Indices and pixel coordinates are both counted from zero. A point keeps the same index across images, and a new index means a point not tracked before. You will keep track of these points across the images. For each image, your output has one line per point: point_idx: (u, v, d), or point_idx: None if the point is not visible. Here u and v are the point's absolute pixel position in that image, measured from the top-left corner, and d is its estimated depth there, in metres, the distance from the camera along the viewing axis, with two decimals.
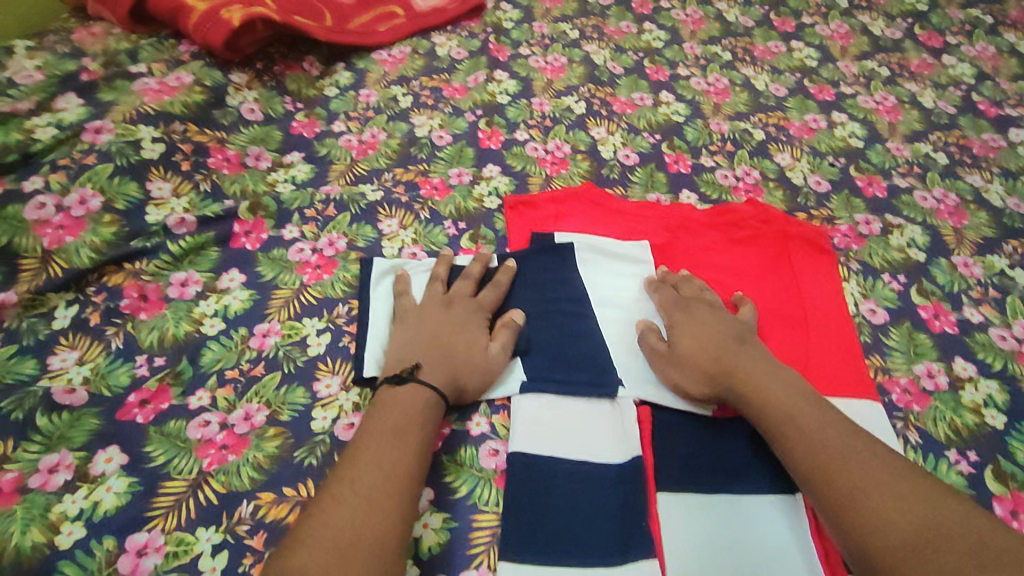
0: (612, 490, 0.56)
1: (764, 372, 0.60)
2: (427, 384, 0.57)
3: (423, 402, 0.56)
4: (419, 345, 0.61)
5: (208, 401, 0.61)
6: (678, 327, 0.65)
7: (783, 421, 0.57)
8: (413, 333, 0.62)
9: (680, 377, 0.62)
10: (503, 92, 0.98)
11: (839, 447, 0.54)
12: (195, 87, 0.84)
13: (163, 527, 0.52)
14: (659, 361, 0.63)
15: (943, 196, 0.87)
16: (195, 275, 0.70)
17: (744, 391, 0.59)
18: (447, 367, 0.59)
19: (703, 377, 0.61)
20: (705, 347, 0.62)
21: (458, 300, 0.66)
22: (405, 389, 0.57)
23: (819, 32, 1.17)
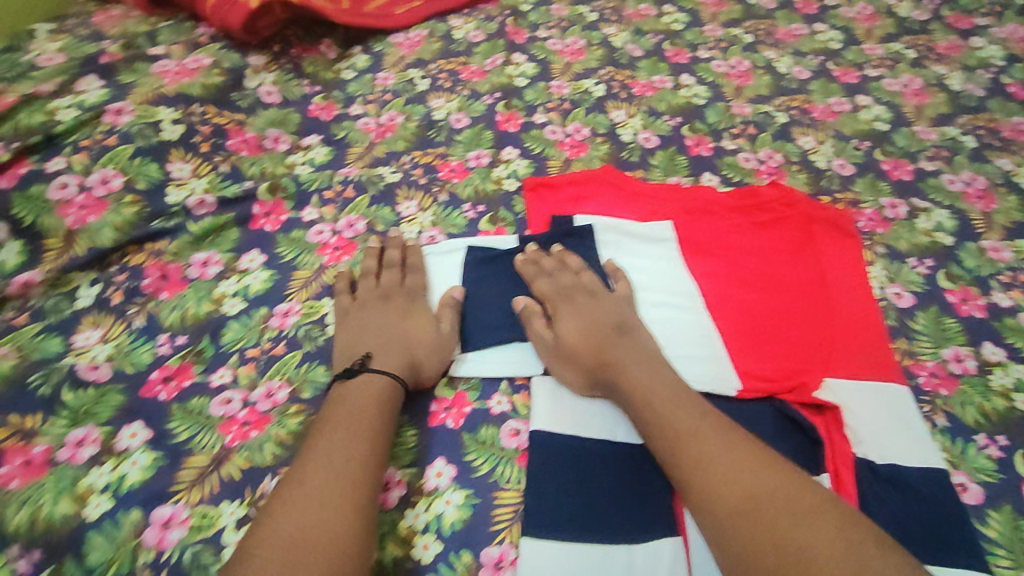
0: (636, 471, 0.55)
1: (634, 361, 0.58)
2: (381, 371, 0.58)
3: (378, 385, 0.57)
4: (366, 341, 0.62)
5: (230, 379, 0.61)
6: (561, 314, 0.63)
7: (644, 404, 0.54)
8: (359, 328, 0.63)
9: (559, 366, 0.60)
10: (521, 75, 0.97)
11: (701, 430, 0.51)
12: (214, 69, 0.84)
13: (187, 501, 0.53)
14: (542, 351, 0.61)
15: (972, 179, 0.85)
16: (216, 255, 0.71)
17: (613, 377, 0.57)
18: (402, 354, 0.60)
19: (577, 366, 0.59)
20: (579, 339, 0.60)
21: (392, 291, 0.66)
22: (357, 380, 0.57)
23: (843, 14, 1.14)
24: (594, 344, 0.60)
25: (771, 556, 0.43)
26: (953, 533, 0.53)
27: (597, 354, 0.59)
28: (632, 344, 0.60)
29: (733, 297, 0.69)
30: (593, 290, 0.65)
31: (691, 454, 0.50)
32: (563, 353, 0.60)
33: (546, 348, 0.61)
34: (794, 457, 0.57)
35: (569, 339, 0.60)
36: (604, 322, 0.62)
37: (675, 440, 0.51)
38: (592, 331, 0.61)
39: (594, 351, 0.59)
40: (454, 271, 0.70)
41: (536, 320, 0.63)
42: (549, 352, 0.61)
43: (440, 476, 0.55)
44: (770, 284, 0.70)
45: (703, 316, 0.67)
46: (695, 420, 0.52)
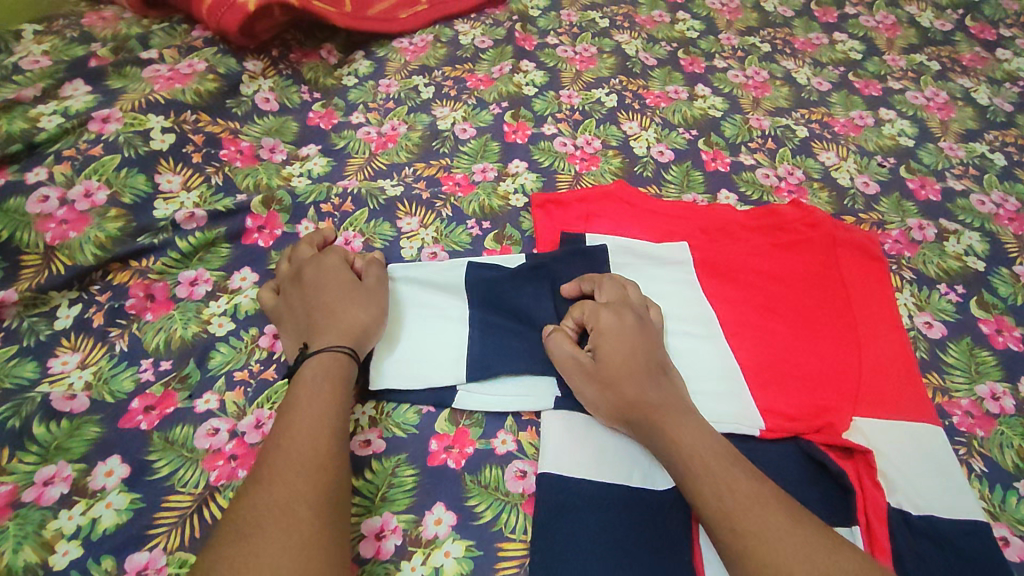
0: (650, 521, 0.51)
1: (681, 410, 0.52)
2: (320, 351, 0.53)
3: (325, 364, 0.52)
4: (301, 329, 0.57)
5: (216, 406, 0.57)
6: (600, 340, 0.56)
7: (697, 459, 0.49)
8: (293, 318, 0.58)
9: (586, 395, 0.55)
10: (530, 83, 0.93)
11: (763, 497, 0.46)
12: (208, 74, 0.80)
13: (166, 547, 0.48)
14: (576, 381, 0.56)
15: (1003, 200, 0.81)
16: (205, 273, 0.66)
17: (652, 421, 0.52)
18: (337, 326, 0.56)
19: (606, 399, 0.54)
20: (612, 369, 0.54)
21: (303, 266, 0.61)
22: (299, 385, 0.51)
23: (863, 23, 1.10)
24: (636, 382, 0.53)
25: None
26: None
27: (630, 391, 0.53)
28: (673, 392, 0.54)
29: (752, 326, 0.65)
30: (637, 316, 0.58)
31: (750, 520, 0.45)
32: (593, 383, 0.55)
33: (574, 373, 0.56)
34: (822, 505, 0.53)
35: (609, 372, 0.54)
36: (644, 356, 0.55)
37: (732, 503, 0.46)
38: (630, 362, 0.55)
39: (634, 387, 0.53)
40: (456, 288, 0.65)
41: (567, 344, 0.57)
42: (578, 379, 0.56)
43: (439, 524, 0.51)
44: (792, 312, 0.66)
45: (722, 347, 0.63)
46: (756, 485, 0.47)
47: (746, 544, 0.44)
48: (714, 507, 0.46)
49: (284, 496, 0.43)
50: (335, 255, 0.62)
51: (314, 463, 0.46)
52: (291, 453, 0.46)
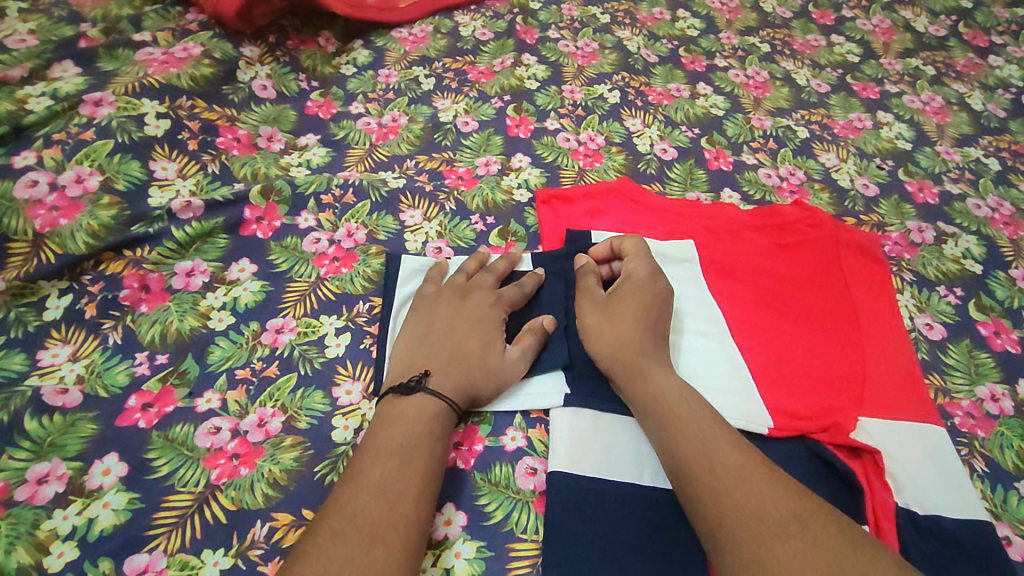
0: (661, 521, 0.50)
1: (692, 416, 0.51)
2: (435, 393, 0.52)
3: (436, 407, 0.51)
4: (430, 350, 0.56)
5: (217, 404, 0.55)
6: (630, 290, 0.60)
7: (697, 465, 0.48)
8: (428, 342, 0.57)
9: (585, 322, 0.59)
10: (532, 77, 0.92)
11: (765, 505, 0.44)
12: (204, 58, 0.77)
13: (166, 549, 0.46)
14: (592, 314, 0.59)
15: (998, 205, 0.83)
16: (203, 264, 0.64)
17: (661, 414, 0.52)
18: (462, 372, 0.54)
19: (603, 327, 0.58)
20: (620, 305, 0.59)
21: (473, 293, 0.60)
22: (414, 401, 0.52)
23: (860, 26, 1.11)
24: (640, 334, 0.57)
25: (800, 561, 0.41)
26: None
27: (627, 329, 0.57)
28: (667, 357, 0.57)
29: (760, 324, 0.65)
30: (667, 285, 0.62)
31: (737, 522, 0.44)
32: (601, 311, 0.59)
33: (585, 300, 0.61)
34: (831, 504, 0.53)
35: (621, 313, 0.58)
36: (657, 316, 0.59)
37: (716, 508, 0.45)
38: (641, 311, 0.58)
39: (636, 336, 0.57)
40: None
41: (592, 278, 0.62)
42: (585, 307, 0.60)
43: (450, 525, 0.50)
44: (798, 311, 0.67)
45: (730, 347, 0.63)
46: (763, 494, 0.45)
47: (726, 550, 0.43)
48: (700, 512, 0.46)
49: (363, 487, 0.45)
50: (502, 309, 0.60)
51: (401, 464, 0.47)
52: (378, 458, 0.47)
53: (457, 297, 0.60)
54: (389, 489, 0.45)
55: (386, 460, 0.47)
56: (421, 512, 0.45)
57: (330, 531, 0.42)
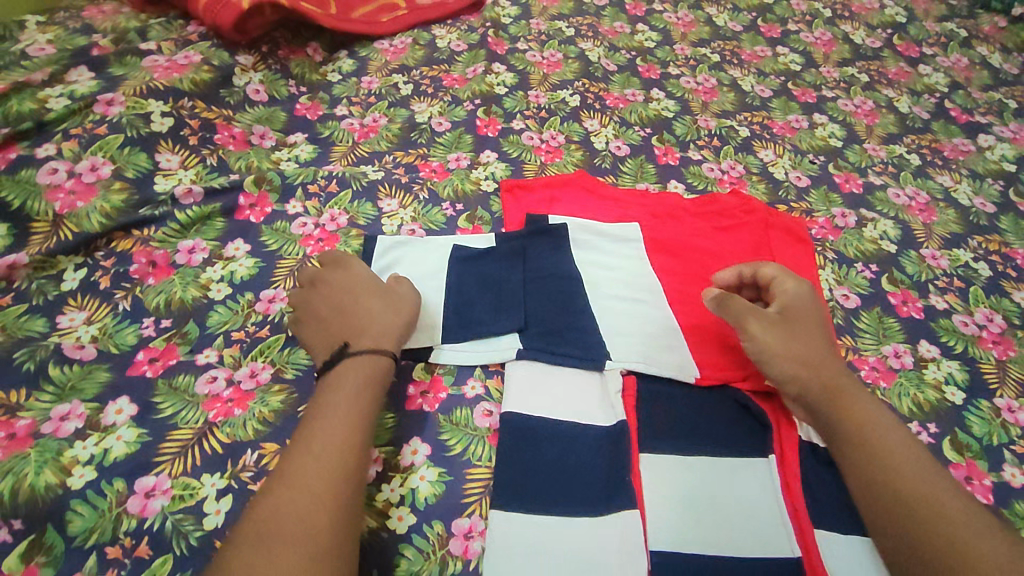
0: (597, 452, 0.58)
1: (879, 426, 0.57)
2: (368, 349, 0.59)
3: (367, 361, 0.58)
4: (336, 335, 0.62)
5: (215, 358, 0.63)
6: (809, 305, 0.66)
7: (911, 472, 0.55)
8: (331, 332, 0.62)
9: (765, 344, 0.62)
10: (501, 83, 1.02)
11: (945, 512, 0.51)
12: (203, 65, 0.86)
13: (170, 472, 0.54)
14: (772, 339, 0.63)
15: (915, 194, 0.93)
16: (202, 243, 0.72)
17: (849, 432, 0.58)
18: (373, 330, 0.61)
19: (807, 343, 0.63)
20: (799, 326, 0.65)
21: (327, 280, 0.66)
22: (340, 370, 0.57)
23: (803, 38, 1.22)
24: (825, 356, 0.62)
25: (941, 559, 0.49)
26: None
27: (803, 349, 0.63)
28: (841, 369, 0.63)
29: (695, 293, 0.74)
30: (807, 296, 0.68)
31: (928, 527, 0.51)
32: (782, 334, 0.63)
33: (757, 324, 0.63)
34: (745, 438, 0.62)
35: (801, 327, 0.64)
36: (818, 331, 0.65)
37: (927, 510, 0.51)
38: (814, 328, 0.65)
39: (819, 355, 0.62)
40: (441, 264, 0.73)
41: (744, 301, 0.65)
42: (757, 331, 0.63)
43: (416, 454, 0.58)
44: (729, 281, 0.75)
45: (667, 311, 0.71)
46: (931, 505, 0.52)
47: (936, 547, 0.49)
48: (892, 524, 0.52)
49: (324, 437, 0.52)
50: (361, 271, 0.67)
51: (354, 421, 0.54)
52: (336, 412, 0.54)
53: (317, 291, 0.65)
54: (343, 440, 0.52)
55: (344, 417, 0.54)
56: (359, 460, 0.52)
57: (282, 494, 0.48)
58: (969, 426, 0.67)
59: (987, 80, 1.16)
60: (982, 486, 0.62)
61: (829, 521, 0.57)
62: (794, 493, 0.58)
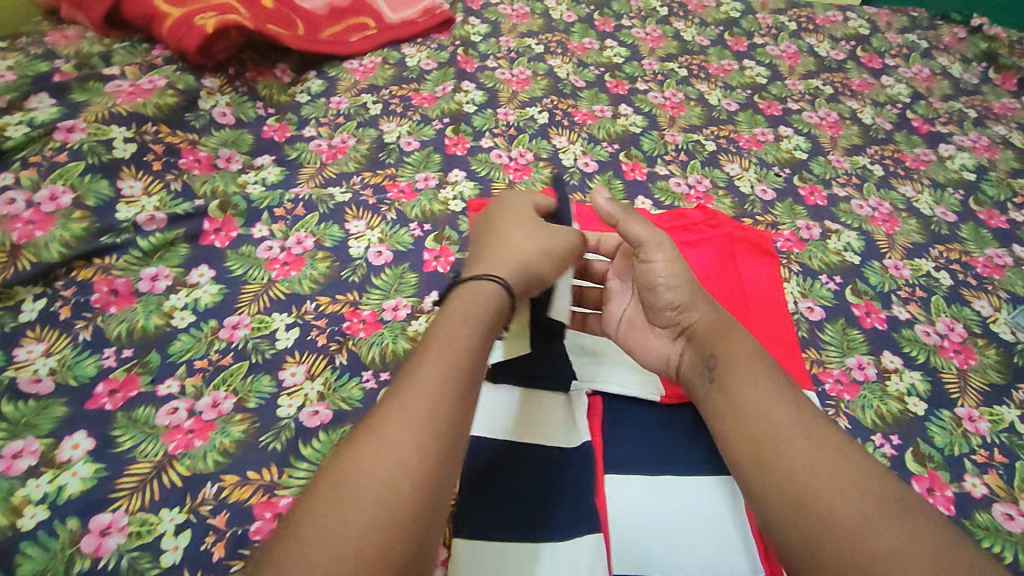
0: (562, 473, 0.58)
1: (773, 387, 0.54)
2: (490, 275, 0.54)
3: (481, 294, 0.52)
4: (481, 257, 0.58)
5: (176, 389, 0.62)
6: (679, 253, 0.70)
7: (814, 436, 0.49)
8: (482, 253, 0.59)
9: (671, 271, 0.63)
10: (470, 102, 1.03)
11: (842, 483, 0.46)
12: (167, 90, 0.86)
13: (127, 508, 0.53)
14: (675, 266, 0.63)
15: (878, 205, 0.94)
16: (166, 270, 0.72)
17: (753, 388, 0.54)
18: (515, 260, 0.56)
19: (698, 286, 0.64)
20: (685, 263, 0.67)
21: (503, 213, 0.64)
22: (461, 293, 0.52)
23: (769, 51, 1.24)
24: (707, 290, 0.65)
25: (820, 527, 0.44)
26: None
27: (698, 281, 0.64)
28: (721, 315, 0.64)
29: None
30: None
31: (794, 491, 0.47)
32: (680, 267, 0.64)
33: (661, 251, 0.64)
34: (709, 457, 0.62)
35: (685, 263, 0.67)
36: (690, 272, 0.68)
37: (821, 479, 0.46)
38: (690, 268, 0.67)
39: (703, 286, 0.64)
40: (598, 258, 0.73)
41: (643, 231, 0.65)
42: (657, 255, 0.63)
43: None
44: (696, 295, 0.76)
45: None
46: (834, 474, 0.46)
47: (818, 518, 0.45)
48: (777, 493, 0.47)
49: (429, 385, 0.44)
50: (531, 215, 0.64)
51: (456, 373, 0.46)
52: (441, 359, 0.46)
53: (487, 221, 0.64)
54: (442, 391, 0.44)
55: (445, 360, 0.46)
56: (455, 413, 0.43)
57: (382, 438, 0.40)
58: (931, 437, 0.68)
59: (948, 90, 1.19)
60: (944, 496, 0.63)
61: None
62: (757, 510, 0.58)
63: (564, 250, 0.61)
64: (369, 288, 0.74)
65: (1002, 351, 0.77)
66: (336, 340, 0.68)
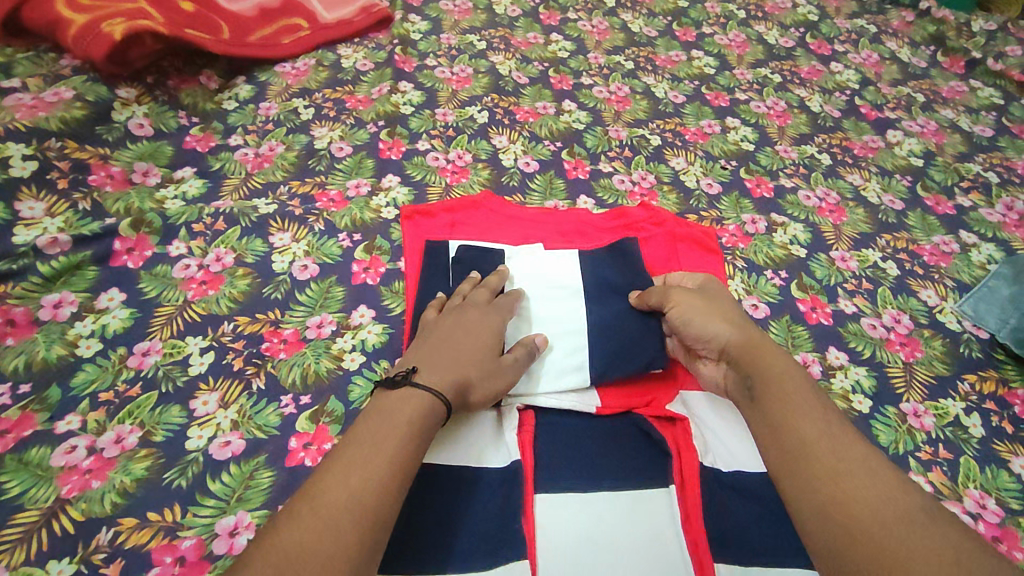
0: (490, 500, 0.56)
1: (805, 406, 0.53)
2: (422, 386, 0.54)
3: (415, 400, 0.53)
4: (425, 354, 0.58)
5: (77, 425, 0.58)
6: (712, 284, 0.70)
7: (851, 458, 0.49)
8: (429, 346, 0.59)
9: (694, 308, 0.63)
10: (407, 103, 0.99)
11: (880, 506, 0.45)
12: (75, 102, 0.81)
13: (10, 563, 0.49)
14: (699, 303, 0.64)
15: (825, 194, 0.92)
16: (71, 296, 0.67)
17: (781, 405, 0.53)
18: (453, 372, 0.56)
19: (734, 314, 0.63)
20: (717, 296, 0.67)
21: (472, 306, 0.64)
22: (397, 393, 0.53)
23: (718, 41, 1.22)
24: (742, 319, 0.64)
25: (862, 550, 0.43)
26: (787, 531, 0.57)
27: (729, 312, 0.64)
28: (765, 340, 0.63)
29: None
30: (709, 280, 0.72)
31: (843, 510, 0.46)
32: (703, 300, 0.64)
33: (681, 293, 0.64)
34: (645, 470, 0.60)
35: (717, 296, 0.66)
36: (730, 300, 0.67)
37: (863, 505, 0.45)
38: (726, 299, 0.66)
39: (736, 315, 0.64)
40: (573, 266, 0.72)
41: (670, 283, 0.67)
42: (682, 297, 0.64)
43: None
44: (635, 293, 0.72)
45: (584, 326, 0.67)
46: (872, 496, 0.46)
47: (860, 539, 0.44)
48: (819, 515, 0.46)
49: (358, 457, 0.48)
50: (494, 318, 0.63)
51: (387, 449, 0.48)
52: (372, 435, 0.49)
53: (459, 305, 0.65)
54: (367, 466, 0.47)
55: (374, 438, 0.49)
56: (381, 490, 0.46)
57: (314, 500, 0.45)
58: (876, 436, 0.66)
59: (897, 74, 1.18)
60: None
61: (727, 551, 0.55)
62: (694, 525, 0.56)
63: (507, 366, 0.60)
64: (292, 305, 0.70)
65: (948, 341, 0.76)
66: (253, 363, 0.65)
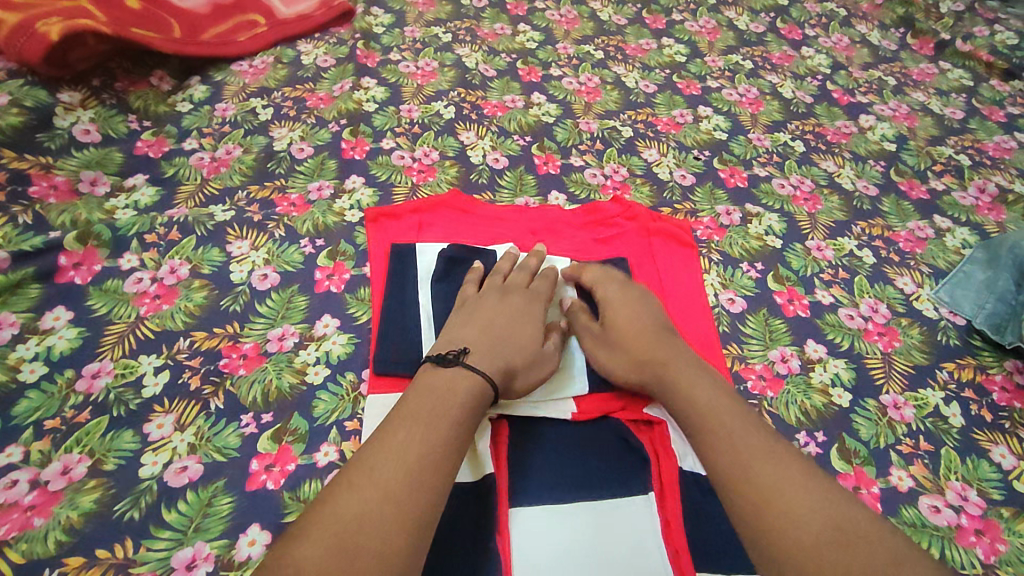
0: (463, 516, 0.54)
1: (736, 417, 0.54)
2: (474, 368, 0.56)
3: (468, 383, 0.55)
4: (472, 333, 0.61)
5: (19, 457, 0.54)
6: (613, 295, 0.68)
7: (778, 467, 0.50)
8: (474, 325, 0.61)
9: (598, 353, 0.64)
10: (370, 100, 0.95)
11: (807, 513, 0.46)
12: (11, 108, 0.77)
13: None
14: (595, 345, 0.65)
15: (800, 182, 0.91)
16: (11, 317, 0.63)
17: (710, 423, 0.54)
18: (499, 356, 0.58)
19: (649, 324, 0.64)
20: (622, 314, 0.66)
21: (516, 292, 0.66)
22: (453, 370, 0.55)
23: (688, 28, 1.19)
24: (645, 340, 0.63)
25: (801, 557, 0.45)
26: None
27: (630, 338, 0.63)
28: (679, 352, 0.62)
29: None
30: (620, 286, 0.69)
31: (772, 531, 0.46)
32: (603, 340, 0.65)
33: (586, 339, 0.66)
34: (623, 477, 0.58)
35: (619, 318, 0.65)
36: (640, 317, 0.65)
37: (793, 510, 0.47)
38: (629, 316, 0.65)
39: (639, 341, 0.63)
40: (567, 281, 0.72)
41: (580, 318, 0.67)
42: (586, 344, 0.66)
43: (253, 545, 0.52)
44: None
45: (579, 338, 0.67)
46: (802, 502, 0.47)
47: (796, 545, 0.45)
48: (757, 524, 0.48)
49: (411, 437, 0.49)
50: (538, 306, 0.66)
51: (441, 433, 0.51)
52: (424, 417, 0.51)
53: (501, 283, 0.67)
54: (422, 448, 0.49)
55: (427, 421, 0.51)
56: (435, 471, 0.48)
57: (370, 478, 0.46)
58: (857, 430, 0.65)
59: (867, 58, 1.17)
60: (870, 495, 0.61)
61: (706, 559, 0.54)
62: (674, 534, 0.55)
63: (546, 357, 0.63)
64: (252, 317, 0.67)
65: (926, 329, 0.75)
66: (210, 381, 0.61)
